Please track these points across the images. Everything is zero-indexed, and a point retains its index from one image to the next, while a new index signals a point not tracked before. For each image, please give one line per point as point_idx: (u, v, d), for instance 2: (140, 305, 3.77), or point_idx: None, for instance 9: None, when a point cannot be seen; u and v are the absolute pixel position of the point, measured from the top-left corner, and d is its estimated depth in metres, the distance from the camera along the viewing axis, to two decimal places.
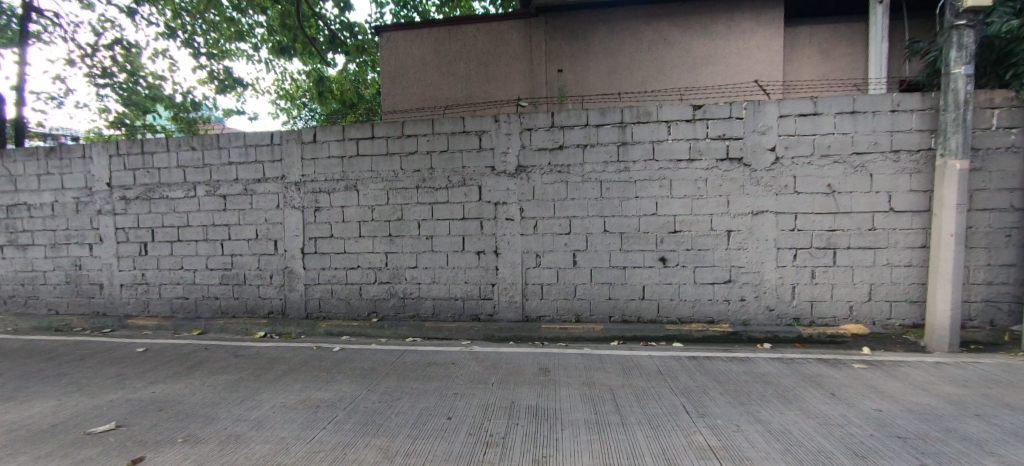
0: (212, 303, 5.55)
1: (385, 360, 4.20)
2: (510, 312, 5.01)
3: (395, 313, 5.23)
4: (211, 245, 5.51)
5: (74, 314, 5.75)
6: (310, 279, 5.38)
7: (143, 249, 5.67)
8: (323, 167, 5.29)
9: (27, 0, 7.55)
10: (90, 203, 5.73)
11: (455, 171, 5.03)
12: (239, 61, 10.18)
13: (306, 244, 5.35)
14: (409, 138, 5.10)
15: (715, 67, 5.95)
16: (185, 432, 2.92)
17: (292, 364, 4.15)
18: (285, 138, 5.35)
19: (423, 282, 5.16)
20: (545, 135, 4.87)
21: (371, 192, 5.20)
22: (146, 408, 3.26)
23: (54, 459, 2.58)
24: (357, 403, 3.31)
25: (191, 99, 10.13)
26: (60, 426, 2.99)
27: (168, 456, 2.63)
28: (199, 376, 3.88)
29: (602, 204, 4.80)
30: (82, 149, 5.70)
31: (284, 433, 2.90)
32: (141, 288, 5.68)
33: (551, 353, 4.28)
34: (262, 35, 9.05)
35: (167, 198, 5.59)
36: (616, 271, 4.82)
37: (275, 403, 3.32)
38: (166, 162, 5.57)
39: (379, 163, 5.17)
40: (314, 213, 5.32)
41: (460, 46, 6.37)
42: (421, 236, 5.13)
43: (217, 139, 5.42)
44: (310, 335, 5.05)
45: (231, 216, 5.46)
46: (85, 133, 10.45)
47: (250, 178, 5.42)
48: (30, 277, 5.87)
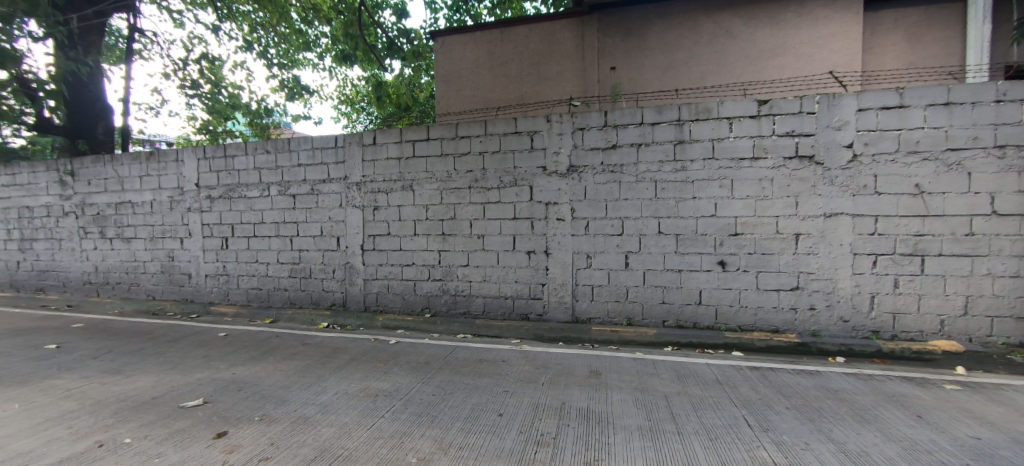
0: (282, 294, 6.00)
1: (438, 354, 4.34)
2: (560, 313, 4.98)
3: (447, 309, 5.37)
4: (282, 241, 5.96)
5: (167, 300, 6.45)
6: (369, 274, 5.66)
7: (224, 244, 6.23)
8: (381, 168, 5.55)
9: (132, 22, 8.58)
10: (181, 201, 6.39)
11: (507, 171, 5.08)
12: (306, 69, 10.94)
13: (365, 241, 5.64)
14: (463, 139, 5.22)
15: (783, 59, 5.57)
16: (261, 411, 3.18)
17: (353, 354, 4.39)
18: (348, 141, 5.67)
19: (474, 280, 5.26)
20: (598, 134, 4.80)
21: (425, 192, 5.39)
22: (228, 387, 3.59)
23: (154, 429, 2.91)
24: (412, 395, 3.43)
25: (264, 106, 11.04)
26: (157, 399, 3.36)
27: (248, 432, 2.88)
28: (272, 361, 4.21)
29: (657, 204, 4.64)
30: (176, 154, 6.37)
31: (346, 418, 3.07)
32: (222, 279, 6.26)
33: (603, 356, 4.20)
34: (326, 45, 9.67)
35: (245, 197, 6.12)
36: (671, 274, 4.65)
37: (338, 390, 3.52)
38: (244, 165, 6.10)
39: (433, 164, 5.34)
40: (373, 212, 5.59)
41: (513, 47, 6.43)
42: (473, 235, 5.24)
43: (289, 143, 5.86)
44: (368, 327, 5.31)
45: (299, 214, 5.87)
46: (177, 139, 11.71)
47: (317, 179, 5.80)
48: (133, 266, 6.65)
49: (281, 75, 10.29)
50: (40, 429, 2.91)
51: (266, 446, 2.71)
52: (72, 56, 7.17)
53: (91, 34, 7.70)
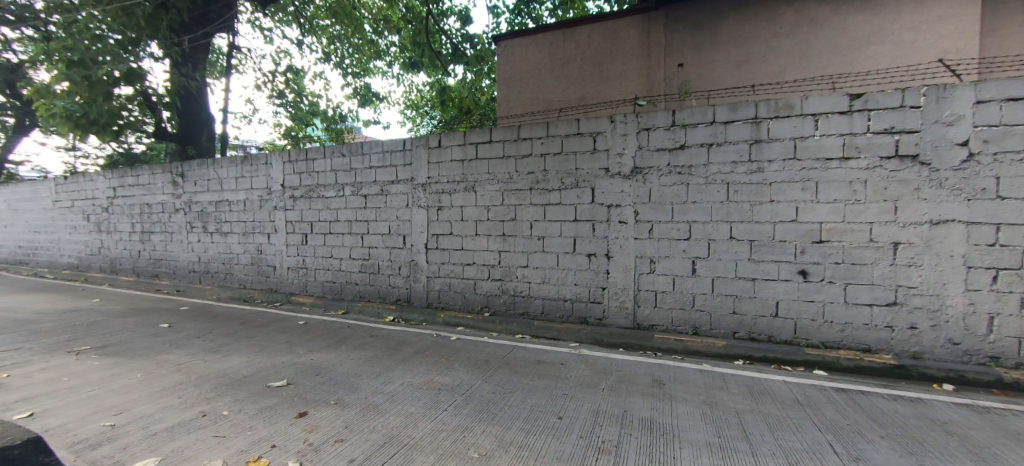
0: (353, 288, 6.41)
1: (497, 353, 4.40)
2: (620, 318, 4.85)
3: (506, 309, 5.44)
4: (354, 238, 6.38)
5: (256, 289, 7.16)
6: (432, 271, 5.88)
7: (304, 240, 6.78)
8: (445, 170, 5.75)
9: (230, 41, 9.64)
10: (269, 200, 7.05)
11: (569, 173, 5.05)
12: (376, 77, 11.62)
13: (429, 240, 5.87)
14: (525, 141, 5.27)
15: (878, 47, 5.01)
16: (336, 396, 3.41)
17: (417, 347, 4.59)
18: (415, 144, 5.94)
19: (533, 281, 5.28)
20: (665, 135, 4.62)
21: (487, 193, 5.50)
22: (307, 371, 3.90)
23: (246, 405, 3.24)
24: (473, 391, 3.51)
25: (339, 112, 11.91)
26: (248, 378, 3.73)
27: (325, 414, 3.11)
28: (344, 349, 4.51)
29: (729, 208, 4.37)
30: (266, 157, 7.05)
31: (412, 408, 3.21)
32: (301, 271, 6.82)
33: (666, 365, 4.03)
34: (395, 53, 10.21)
35: (322, 196, 6.63)
36: (743, 282, 4.35)
37: (404, 381, 3.69)
38: (323, 167, 6.60)
39: (495, 166, 5.44)
40: (437, 212, 5.81)
41: (575, 48, 6.37)
42: (533, 236, 5.26)
43: (362, 146, 6.26)
44: (430, 323, 5.53)
45: (369, 213, 6.25)
46: (266, 144, 13.02)
47: (386, 180, 6.14)
48: (228, 257, 7.45)
49: (355, 83, 11.05)
50: (157, 396, 3.35)
51: (341, 428, 2.91)
52: (184, 72, 8.21)
53: (198, 53, 8.74)
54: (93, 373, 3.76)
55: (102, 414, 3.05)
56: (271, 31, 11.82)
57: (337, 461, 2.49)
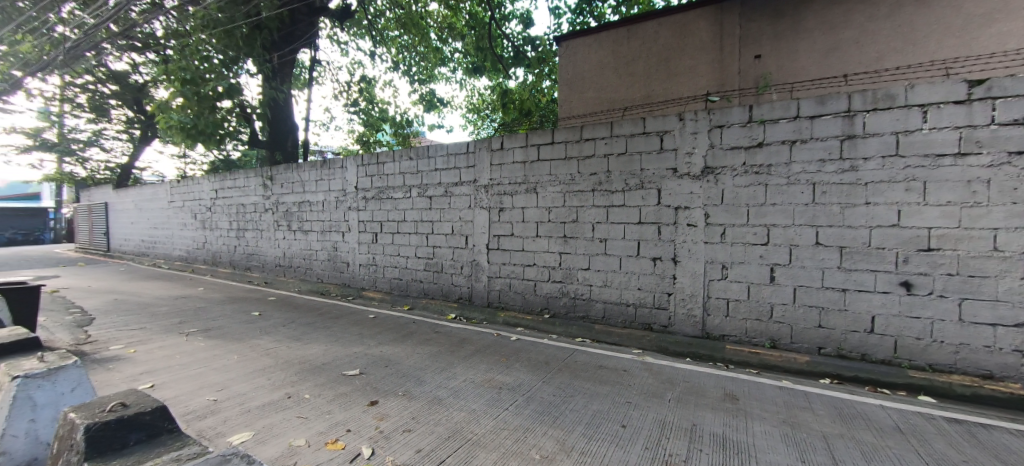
0: (418, 285, 6.71)
1: (557, 356, 4.38)
2: (687, 326, 4.62)
3: (566, 311, 5.39)
4: (419, 238, 6.67)
5: (331, 283, 7.75)
6: (492, 271, 5.99)
7: (374, 238, 7.22)
8: (507, 171, 5.83)
9: (313, 55, 10.54)
10: (344, 201, 7.60)
11: (633, 174, 4.90)
12: (440, 83, 12.09)
13: (490, 241, 5.99)
14: (588, 142, 5.19)
15: (1006, 25, 4.31)
16: (403, 388, 3.58)
17: (478, 346, 4.70)
18: (478, 147, 6.09)
19: (594, 284, 5.19)
20: (741, 132, 4.34)
21: (549, 194, 5.49)
22: (378, 363, 4.14)
23: (325, 390, 3.50)
24: (533, 392, 3.52)
25: (406, 117, 12.56)
26: (326, 365, 4.04)
27: (394, 404, 3.28)
28: (410, 344, 4.73)
29: (815, 210, 3.99)
30: (342, 161, 7.60)
31: (475, 405, 3.28)
32: (371, 268, 7.26)
33: (739, 379, 3.76)
34: (458, 59, 10.55)
35: (391, 198, 7.01)
36: (831, 293, 3.94)
37: (466, 378, 3.79)
38: (392, 170, 6.98)
39: (557, 167, 5.42)
40: (498, 213, 5.91)
41: (640, 44, 6.18)
42: (595, 238, 5.17)
43: (428, 150, 6.52)
44: (490, 322, 5.63)
45: (434, 214, 6.50)
46: (341, 149, 14.10)
47: (450, 182, 6.35)
48: (308, 253, 8.13)
49: (421, 89, 11.59)
50: (250, 377, 3.73)
51: (408, 419, 3.04)
52: (274, 86, 9.11)
53: (286, 68, 9.62)
54: (200, 353, 4.27)
55: (207, 389, 3.46)
56: (346, 44, 12.76)
57: (405, 450, 2.61)
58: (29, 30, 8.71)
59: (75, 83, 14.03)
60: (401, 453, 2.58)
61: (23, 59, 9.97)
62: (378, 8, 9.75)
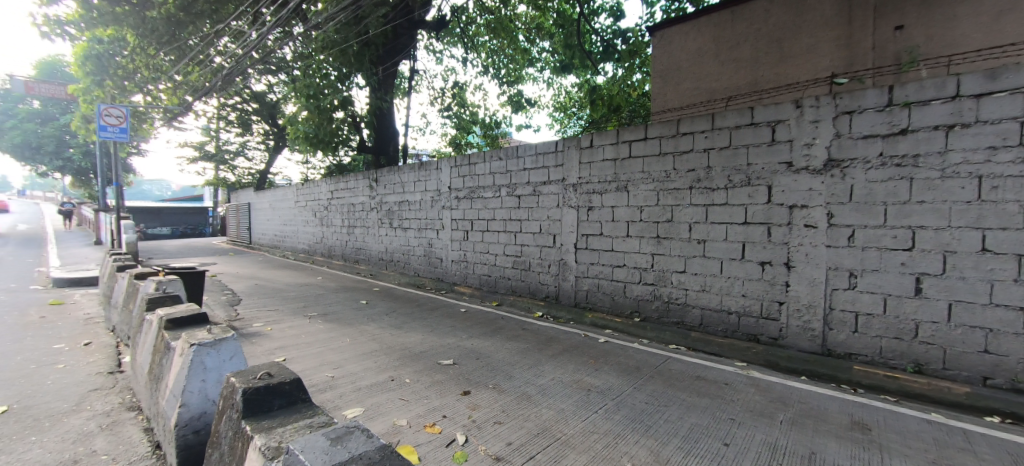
0: (506, 282, 6.91)
1: (649, 362, 4.19)
2: (802, 341, 4.10)
3: (658, 316, 5.13)
4: (508, 236, 6.85)
5: (427, 277, 8.35)
6: (580, 271, 5.93)
7: (465, 236, 7.59)
8: (597, 169, 5.71)
9: (411, 66, 11.43)
10: (439, 200, 8.10)
11: (739, 169, 4.48)
12: (528, 83, 12.31)
13: (579, 240, 5.93)
14: (685, 136, 4.86)
15: None
16: (494, 381, 3.71)
17: (566, 345, 4.69)
18: (567, 145, 6.06)
19: (690, 288, 4.86)
20: (876, 118, 3.71)
21: (641, 193, 5.26)
22: (470, 355, 4.34)
23: (423, 376, 3.77)
24: (624, 397, 3.39)
25: (495, 119, 13.06)
26: (425, 353, 4.35)
27: (485, 396, 3.41)
28: (499, 338, 4.88)
29: (982, 209, 3.24)
30: (437, 163, 8.12)
31: (564, 404, 3.27)
32: (462, 264, 7.65)
33: (870, 405, 3.23)
34: (545, 58, 10.63)
35: (482, 197, 7.30)
36: (1004, 312, 3.18)
37: (555, 377, 3.80)
38: (482, 170, 7.26)
39: (650, 164, 5.17)
40: (587, 212, 5.82)
41: (747, 26, 5.62)
42: (692, 239, 4.83)
43: (517, 150, 6.66)
44: (578, 322, 5.59)
45: (523, 212, 6.63)
46: (436, 151, 15.14)
47: (539, 181, 6.42)
48: (407, 249, 8.85)
49: (509, 91, 11.96)
50: (360, 359, 4.16)
51: (499, 411, 3.14)
52: (379, 96, 10.07)
53: (389, 79, 10.55)
54: (320, 334, 4.89)
55: (326, 367, 3.94)
56: (440, 53, 13.63)
57: (496, 442, 2.69)
58: (197, 62, 10.70)
59: (228, 104, 16.94)
60: (493, 444, 2.67)
61: (193, 87, 12.30)
62: (469, 16, 10.24)
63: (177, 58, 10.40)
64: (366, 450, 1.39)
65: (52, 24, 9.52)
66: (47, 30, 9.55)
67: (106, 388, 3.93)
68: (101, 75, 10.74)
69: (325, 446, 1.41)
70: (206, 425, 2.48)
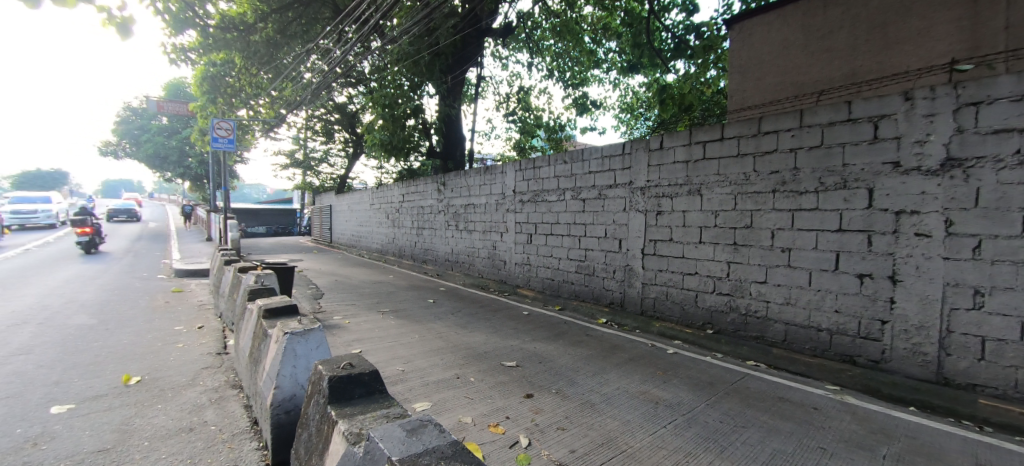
0: (569, 286, 6.86)
1: (723, 378, 3.91)
2: (911, 366, 3.55)
3: (735, 329, 4.78)
4: (572, 240, 6.79)
5: (491, 279, 8.55)
6: (647, 278, 5.71)
7: (529, 239, 7.65)
8: (667, 172, 5.47)
9: (478, 73, 11.83)
10: (503, 204, 8.26)
11: (832, 170, 4.03)
12: (593, 85, 12.17)
13: (646, 246, 5.72)
14: (768, 136, 4.50)
15: None
16: (557, 386, 3.68)
17: (631, 354, 4.53)
18: (635, 147, 5.89)
19: (772, 301, 4.47)
20: (1012, 108, 3.10)
21: (716, 196, 4.95)
22: (533, 358, 4.35)
23: (487, 376, 3.84)
24: (695, 414, 3.19)
25: (559, 122, 13.09)
26: (488, 354, 4.43)
27: (548, 401, 3.39)
28: (562, 343, 4.84)
29: None
30: (502, 167, 8.29)
31: (629, 416, 3.15)
32: (525, 267, 7.72)
33: (1005, 449, 2.70)
34: (612, 59, 10.43)
35: (546, 201, 7.32)
36: None
37: (620, 386, 3.68)
38: (547, 174, 7.28)
39: (727, 166, 4.85)
40: (656, 216, 5.59)
41: (842, 12, 5.05)
42: (775, 248, 4.44)
43: (583, 153, 6.61)
44: (645, 331, 5.41)
45: (588, 216, 6.54)
46: (501, 155, 15.50)
47: (605, 185, 6.30)
48: (471, 250, 9.12)
49: (574, 94, 11.91)
50: (428, 355, 4.35)
51: (562, 417, 3.10)
52: (448, 103, 10.54)
53: (457, 87, 11.00)
54: (392, 329, 5.19)
55: (398, 361, 4.16)
56: (506, 59, 13.95)
57: (560, 448, 2.66)
58: (291, 79, 11.95)
59: (316, 115, 18.70)
60: (556, 450, 2.64)
61: (286, 101, 13.75)
62: (536, 21, 10.37)
63: (275, 76, 11.70)
64: (439, 444, 1.42)
65: (179, 51, 11.15)
66: (174, 57, 11.21)
67: (214, 366, 4.48)
68: (214, 93, 12.37)
69: (402, 437, 1.47)
70: (295, 406, 2.73)
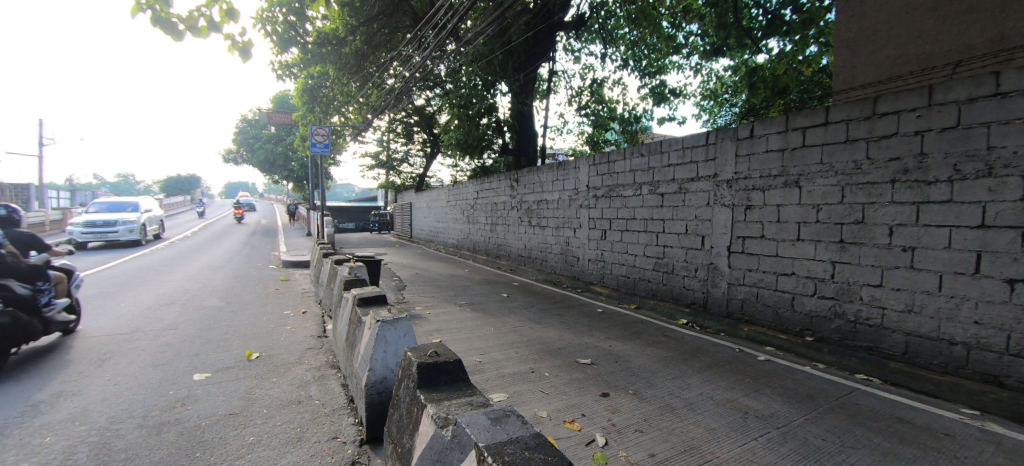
0: (645, 285, 6.63)
1: (825, 391, 3.51)
2: None
3: (840, 337, 4.28)
4: (649, 236, 6.54)
5: (563, 274, 8.54)
6: (734, 278, 5.33)
7: (602, 235, 7.50)
8: (758, 163, 5.03)
9: (550, 68, 11.77)
10: (576, 199, 8.19)
11: (973, 155, 3.37)
12: (672, 72, 11.53)
13: (733, 243, 5.32)
14: (886, 117, 3.90)
15: None
16: (634, 387, 3.57)
17: (716, 359, 4.25)
18: (720, 137, 5.50)
19: (890, 308, 3.89)
20: None
21: (818, 188, 4.44)
22: (608, 357, 4.28)
23: (561, 372, 3.85)
24: (793, 428, 2.89)
25: (634, 114, 12.62)
26: (562, 350, 4.44)
27: (624, 401, 3.31)
28: (638, 343, 4.69)
29: None
30: (575, 162, 8.21)
31: (716, 424, 2.95)
32: (599, 264, 7.59)
33: None
34: (694, 42, 9.77)
35: (621, 195, 7.12)
36: None
37: (703, 393, 3.47)
38: (623, 167, 7.07)
39: (832, 154, 4.32)
40: (745, 211, 5.17)
41: None
42: (893, 246, 3.86)
43: (662, 145, 6.31)
44: (731, 335, 5.06)
45: (667, 211, 6.24)
46: (573, 150, 15.35)
47: (686, 177, 5.95)
48: (544, 246, 9.18)
49: (651, 83, 11.41)
50: (503, 348, 4.47)
51: (640, 419, 3.01)
52: (521, 100, 10.68)
53: (530, 84, 11.08)
54: (468, 321, 5.42)
55: (476, 352, 4.34)
56: (579, 52, 13.75)
57: (638, 451, 2.59)
58: (376, 86, 12.92)
59: (398, 118, 20.03)
60: (634, 452, 2.57)
61: (372, 106, 14.90)
62: (610, 9, 10.05)
63: (362, 84, 12.73)
64: (523, 434, 1.41)
65: (284, 68, 12.59)
66: (281, 73, 12.70)
67: (316, 347, 5.03)
68: (313, 104, 13.81)
69: (487, 424, 1.51)
70: (386, 388, 2.96)
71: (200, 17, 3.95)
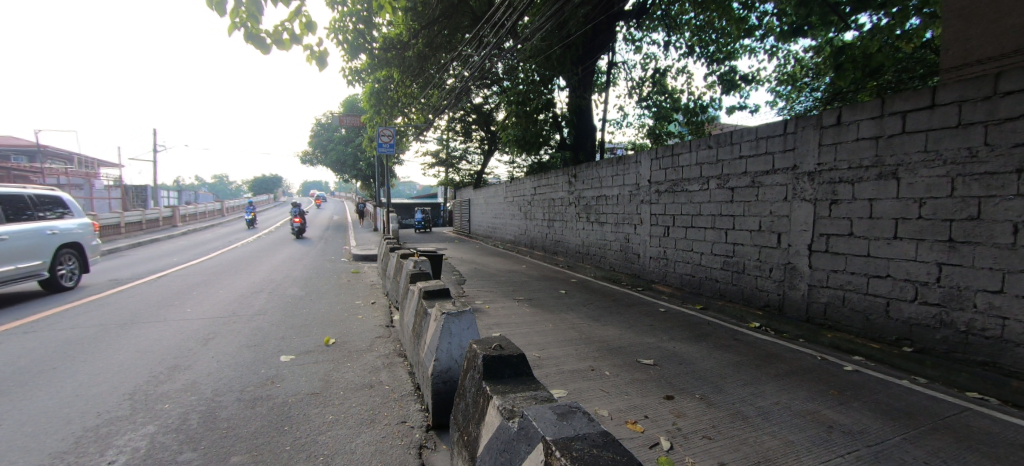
0: (713, 285, 6.31)
1: (928, 409, 3.12)
2: None
3: (946, 349, 3.78)
4: (716, 233, 6.21)
5: (622, 272, 8.35)
6: (816, 279, 4.91)
7: (665, 232, 7.23)
8: (846, 152, 4.56)
9: (609, 59, 11.45)
10: (637, 195, 7.95)
11: None
12: (743, 57, 10.75)
13: (815, 241, 4.89)
14: (1011, 97, 3.36)
15: None
16: (701, 391, 3.42)
17: (794, 366, 3.95)
18: (801, 125, 5.06)
19: (1012, 318, 3.36)
20: None
21: (920, 180, 3.93)
22: (672, 358, 4.13)
23: (622, 371, 3.79)
24: (886, 447, 2.61)
25: (700, 104, 11.94)
26: (622, 349, 4.36)
27: (690, 406, 3.18)
28: (704, 346, 4.48)
29: None
30: (636, 156, 7.97)
31: (794, 436, 2.74)
32: (661, 262, 7.33)
33: None
34: (769, 23, 9.03)
35: (686, 190, 6.79)
36: None
37: (779, 402, 3.24)
38: (689, 161, 6.73)
39: (938, 140, 3.80)
40: (829, 207, 4.72)
41: None
42: (1018, 246, 3.31)
43: (733, 135, 5.94)
44: (811, 341, 4.66)
45: (737, 207, 5.87)
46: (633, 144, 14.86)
47: (760, 170, 5.55)
48: (602, 243, 9.03)
49: (720, 70, 10.73)
50: (562, 344, 4.48)
51: (708, 425, 2.88)
52: (579, 95, 10.54)
53: (588, 77, 10.90)
54: (527, 316, 5.48)
55: (536, 347, 4.38)
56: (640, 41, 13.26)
57: (706, 458, 2.48)
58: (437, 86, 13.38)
59: (457, 117, 20.59)
60: (701, 459, 2.47)
61: (432, 106, 15.45)
62: None
63: (424, 85, 13.23)
64: (590, 432, 1.40)
65: (353, 73, 13.45)
66: (350, 79, 13.60)
67: (385, 336, 5.37)
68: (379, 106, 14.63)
69: (554, 419, 1.52)
70: (451, 378, 3.08)
71: (283, 31, 4.35)
